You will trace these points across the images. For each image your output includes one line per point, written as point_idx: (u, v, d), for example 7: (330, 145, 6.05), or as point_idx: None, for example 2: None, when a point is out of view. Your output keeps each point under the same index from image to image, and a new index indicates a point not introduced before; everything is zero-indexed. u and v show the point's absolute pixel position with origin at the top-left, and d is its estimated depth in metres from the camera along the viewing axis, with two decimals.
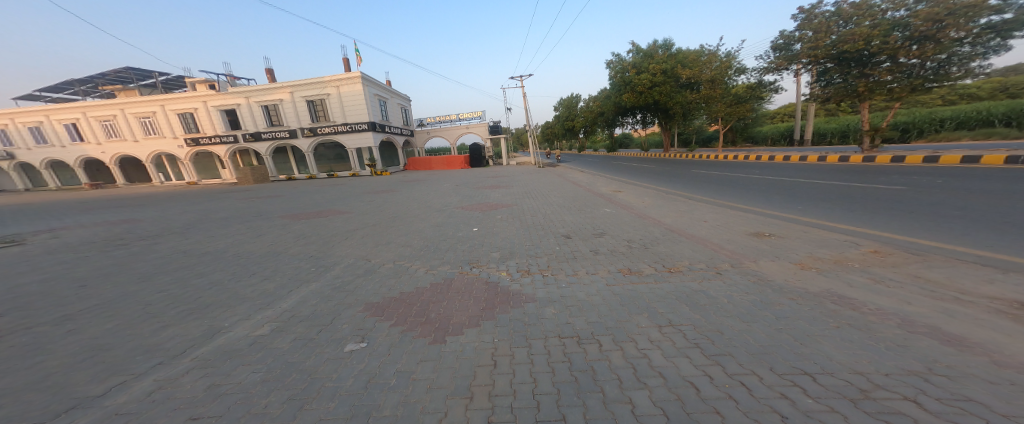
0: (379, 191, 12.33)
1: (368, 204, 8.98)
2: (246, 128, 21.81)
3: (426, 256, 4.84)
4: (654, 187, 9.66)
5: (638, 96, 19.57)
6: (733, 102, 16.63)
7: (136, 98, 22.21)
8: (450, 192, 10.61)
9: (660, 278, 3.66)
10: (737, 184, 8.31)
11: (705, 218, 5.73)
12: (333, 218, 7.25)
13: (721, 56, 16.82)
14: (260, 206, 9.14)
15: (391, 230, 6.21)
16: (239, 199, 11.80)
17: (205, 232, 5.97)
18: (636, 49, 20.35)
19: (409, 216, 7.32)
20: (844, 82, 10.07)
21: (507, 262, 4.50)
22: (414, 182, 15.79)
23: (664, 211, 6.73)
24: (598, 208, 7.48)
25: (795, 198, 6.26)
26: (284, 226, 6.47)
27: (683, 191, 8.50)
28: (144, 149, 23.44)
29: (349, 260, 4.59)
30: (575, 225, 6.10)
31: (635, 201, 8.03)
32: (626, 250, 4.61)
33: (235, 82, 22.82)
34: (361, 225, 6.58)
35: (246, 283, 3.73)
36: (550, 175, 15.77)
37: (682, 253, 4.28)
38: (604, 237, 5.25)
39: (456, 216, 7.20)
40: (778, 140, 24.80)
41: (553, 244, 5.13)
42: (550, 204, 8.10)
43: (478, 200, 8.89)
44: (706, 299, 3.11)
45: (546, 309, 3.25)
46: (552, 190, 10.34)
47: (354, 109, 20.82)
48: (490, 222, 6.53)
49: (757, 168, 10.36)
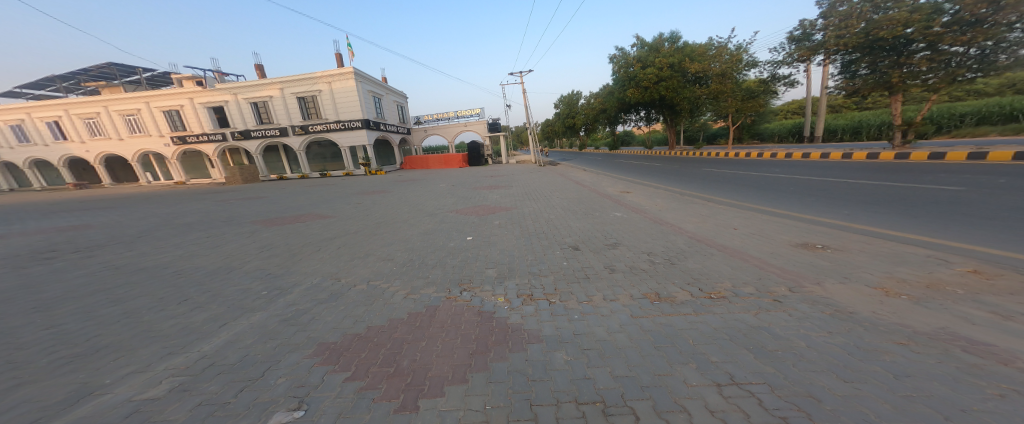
0: (369, 192, 11.48)
1: (353, 207, 8.15)
2: (235, 125, 20.93)
3: (407, 275, 4.01)
4: (667, 188, 8.84)
5: (643, 92, 18.72)
6: (744, 98, 15.84)
7: (120, 94, 21.33)
8: (444, 193, 9.77)
9: (700, 307, 2.81)
10: (760, 184, 7.50)
11: (735, 224, 4.91)
12: (310, 224, 6.44)
13: (732, 49, 15.96)
14: (236, 209, 8.31)
15: (373, 239, 5.42)
16: (218, 200, 10.97)
17: (155, 242, 5.16)
18: (641, 43, 19.50)
19: (396, 222, 6.51)
20: (874, 73, 9.26)
21: (505, 283, 3.70)
22: (408, 182, 14.98)
23: (685, 215, 5.92)
24: (608, 212, 6.67)
25: (836, 199, 5.44)
26: (251, 234, 5.67)
27: (699, 193, 7.69)
28: (130, 148, 22.57)
29: (311, 280, 3.77)
30: (583, 233, 5.30)
31: (647, 204, 7.23)
32: (648, 267, 3.78)
33: (223, 78, 21.95)
34: (339, 233, 5.78)
35: (167, 314, 2.90)
36: (551, 174, 14.94)
37: (720, 270, 3.43)
38: (619, 249, 4.44)
39: (449, 222, 6.39)
40: (786, 137, 23.96)
41: (559, 259, 4.32)
42: (553, 207, 7.28)
43: (474, 203, 8.08)
44: (772, 339, 2.27)
45: (557, 354, 2.45)
46: (554, 190, 9.52)
47: (347, 106, 19.92)
48: (487, 230, 5.72)
49: (777, 167, 9.56)
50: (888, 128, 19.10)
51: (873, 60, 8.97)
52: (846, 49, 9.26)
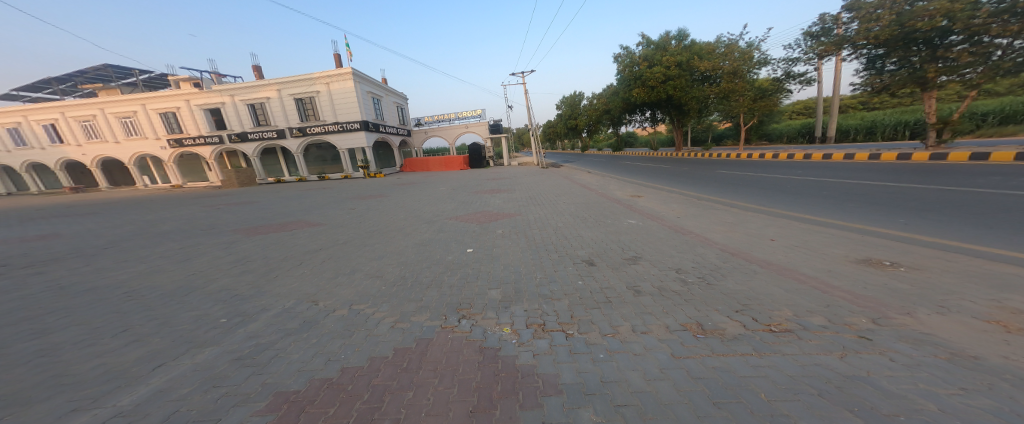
0: (365, 196, 10.92)
1: (346, 214, 7.59)
2: (232, 127, 20.48)
3: (398, 297, 3.46)
4: (681, 192, 8.26)
5: (649, 92, 18.12)
6: (756, 97, 15.20)
7: (116, 97, 20.92)
8: (443, 198, 9.20)
9: (763, 345, 2.22)
10: (785, 188, 6.91)
11: (773, 234, 4.30)
12: (297, 232, 5.89)
13: (743, 46, 15.29)
14: (221, 215, 7.77)
15: (363, 251, 4.85)
16: (207, 205, 10.44)
17: (119, 255, 4.61)
18: (647, 41, 18.96)
19: (390, 231, 5.94)
20: (906, 69, 8.67)
21: (512, 309, 3.13)
22: (407, 185, 14.47)
23: (709, 222, 5.33)
24: (622, 219, 6.09)
25: (881, 205, 4.86)
26: (230, 245, 5.14)
27: (718, 197, 7.12)
28: (126, 151, 22.15)
29: (283, 304, 3.20)
30: (597, 244, 4.73)
31: (662, 209, 6.67)
32: (680, 288, 3.19)
33: (220, 79, 21.54)
34: (326, 243, 5.22)
35: (94, 353, 2.33)
36: (555, 176, 14.38)
37: (772, 292, 2.85)
38: (641, 265, 3.86)
39: (447, 231, 5.81)
40: (795, 137, 23.32)
41: (573, 277, 3.75)
42: (561, 213, 6.72)
43: (476, 208, 7.49)
44: (884, 398, 1.67)
45: (583, 412, 1.88)
46: (560, 194, 8.94)
47: (345, 107, 19.45)
48: (489, 240, 5.14)
49: (800, 169, 8.93)
50: (903, 128, 18.41)
51: (906, 54, 8.52)
52: (878, 42, 8.73)
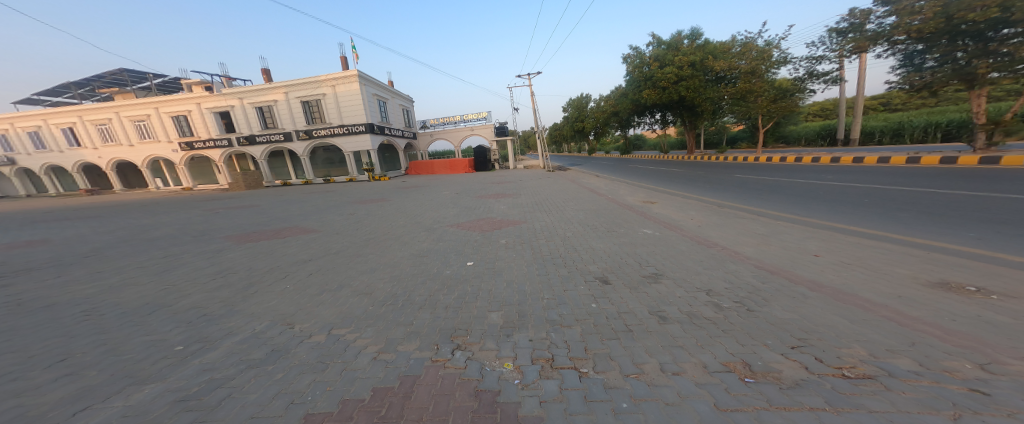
0: (367, 200, 10.59)
1: (344, 220, 7.24)
2: (240, 130, 20.54)
3: (385, 320, 3.04)
4: (698, 197, 7.71)
5: (661, 93, 17.48)
6: (776, 98, 14.48)
7: (130, 101, 21.15)
8: (446, 203, 8.80)
9: (837, 396, 1.71)
10: (816, 194, 6.29)
11: (815, 248, 3.74)
12: (288, 240, 5.55)
13: (761, 44, 14.60)
14: (217, 221, 7.50)
15: (354, 263, 4.46)
16: (208, 208, 10.22)
17: (96, 265, 4.31)
18: (658, 41, 18.39)
19: (385, 240, 5.56)
20: (952, 64, 8.02)
21: (514, 339, 2.67)
22: (411, 188, 14.16)
23: (735, 232, 4.79)
24: (636, 228, 5.60)
25: (937, 215, 4.27)
26: (215, 253, 4.81)
27: (740, 203, 6.56)
28: (139, 154, 22.42)
29: (252, 327, 2.80)
30: (610, 258, 4.25)
31: (679, 217, 6.14)
32: (714, 314, 2.69)
33: (230, 83, 21.69)
34: (316, 253, 4.85)
35: (13, 392, 1.95)
36: (562, 180, 13.89)
37: (832, 322, 2.33)
38: (663, 284, 3.37)
39: (446, 240, 5.40)
40: (814, 140, 22.34)
41: (586, 298, 3.27)
42: (569, 220, 6.27)
43: (478, 215, 7.06)
44: None
45: None
46: (568, 200, 8.44)
47: (351, 110, 19.34)
48: (490, 252, 4.70)
49: (829, 173, 8.26)
50: (934, 129, 17.37)
51: (951, 48, 7.92)
52: (920, 37, 8.18)
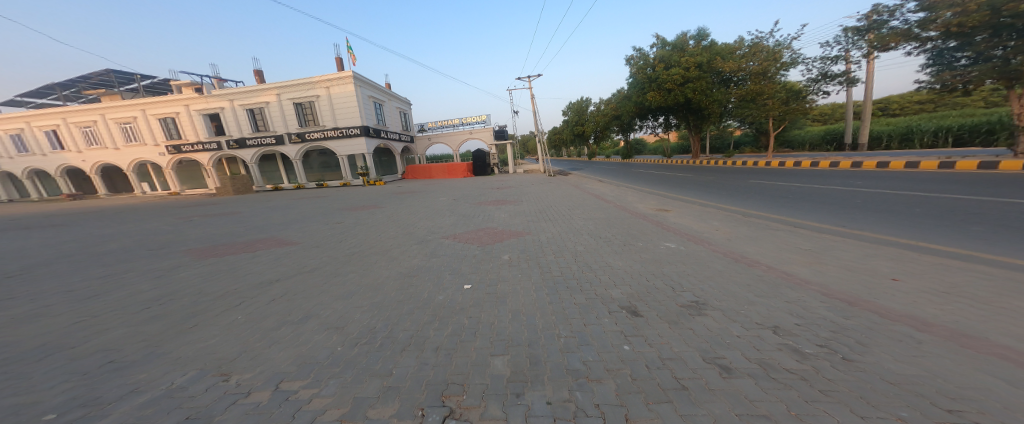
0: (357, 207, 9.82)
1: (326, 230, 6.50)
2: (230, 133, 19.73)
3: (357, 369, 2.33)
4: (717, 205, 7.06)
5: (666, 95, 16.94)
6: (788, 100, 13.93)
7: (115, 102, 20.32)
8: (441, 211, 8.06)
9: None
10: (854, 202, 5.64)
11: (887, 271, 3.06)
12: (257, 255, 4.82)
13: (771, 44, 14.09)
14: (186, 230, 6.73)
15: (327, 285, 3.75)
16: (184, 215, 9.40)
17: (16, 288, 3.59)
18: (663, 42, 17.89)
19: (369, 255, 4.83)
20: (995, 61, 7.61)
21: (529, 401, 1.96)
22: (406, 194, 13.46)
23: (776, 247, 4.11)
24: (656, 241, 4.91)
25: (1017, 229, 3.65)
26: (167, 272, 4.10)
27: (768, 212, 5.90)
28: (125, 157, 21.50)
29: (169, 381, 2.09)
30: (635, 280, 3.57)
31: (703, 228, 5.48)
32: (798, 364, 1.99)
33: (221, 84, 20.95)
34: (285, 272, 4.11)
35: None
36: (565, 185, 13.21)
37: (980, 383, 1.66)
38: (710, 316, 2.68)
39: (439, 256, 4.68)
40: (820, 144, 21.92)
41: (615, 339, 2.57)
42: (579, 231, 5.61)
43: (476, 225, 6.34)
44: None
45: None
46: (575, 208, 7.73)
47: (345, 112, 18.67)
48: (490, 271, 3.99)
49: (858, 179, 7.61)
50: (944, 133, 16.96)
51: (995, 42, 7.51)
52: (958, 32, 7.78)
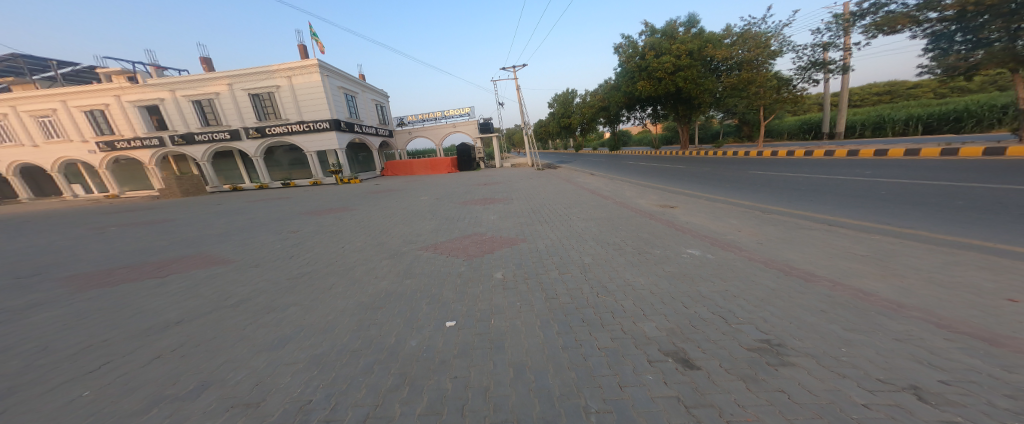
0: (321, 210, 8.56)
1: (273, 241, 5.32)
2: (175, 128, 17.49)
3: None
4: (729, 200, 6.40)
5: (656, 84, 16.45)
6: (778, 88, 13.71)
7: (30, 92, 17.44)
8: (419, 213, 7.00)
9: None
10: (881, 195, 5.13)
11: (995, 289, 2.42)
12: (165, 281, 3.65)
13: (761, 31, 13.77)
14: (89, 245, 5.36)
15: (253, 328, 2.71)
16: (103, 224, 7.78)
17: None
18: (651, 30, 17.33)
19: (324, 276, 3.79)
20: (1004, 45, 7.64)
21: None
22: (383, 192, 12.22)
23: (825, 254, 3.42)
24: (675, 247, 4.14)
25: None
26: (20, 317, 2.91)
27: (790, 208, 5.28)
28: (48, 156, 18.67)
29: None
30: (671, 311, 2.76)
31: (724, 228, 4.78)
32: None
33: (162, 72, 18.45)
34: (196, 309, 3.01)
35: None
36: (557, 179, 12.41)
37: None
38: (801, 366, 1.88)
39: (415, 275, 3.69)
40: (798, 133, 22.28)
41: (678, 417, 1.70)
42: (585, 236, 4.79)
43: (461, 230, 5.36)
44: None
45: None
46: (571, 206, 6.89)
47: (310, 104, 16.93)
48: (480, 299, 3.09)
49: (866, 169, 7.23)
50: (915, 122, 17.45)
51: (1009, 23, 7.41)
52: (971, 12, 7.69)
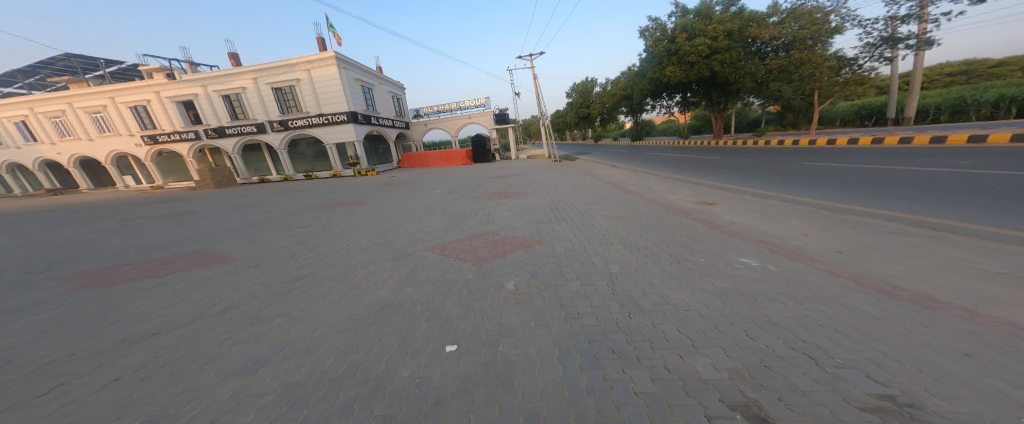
0: (333, 203, 8.39)
1: (279, 237, 5.09)
2: (208, 122, 18.23)
3: None
4: (781, 196, 5.49)
5: (689, 69, 15.06)
6: (836, 69, 12.05)
7: (83, 89, 18.72)
8: (430, 208, 6.60)
9: None
10: (992, 192, 4.14)
11: None
12: (159, 283, 3.43)
13: (817, 4, 12.09)
14: (104, 240, 5.34)
15: (230, 345, 2.35)
16: (129, 215, 7.98)
17: None
18: (685, 10, 15.84)
19: (321, 280, 3.44)
20: None
21: None
22: (398, 185, 12.00)
23: (940, 271, 2.64)
24: (723, 254, 3.44)
25: None
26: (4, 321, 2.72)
27: (865, 207, 4.37)
28: (101, 149, 20.12)
29: None
30: (731, 344, 2.11)
31: (782, 230, 3.98)
32: None
33: (195, 68, 19.19)
34: (177, 316, 2.72)
35: None
36: (576, 172, 11.70)
37: None
38: None
39: (417, 283, 3.25)
40: (854, 120, 19.92)
41: None
42: (609, 238, 4.16)
43: (472, 229, 4.87)
44: None
45: None
46: (594, 202, 6.23)
47: (329, 96, 17.05)
48: (487, 317, 2.59)
49: (961, 158, 6.03)
50: (1006, 103, 14.89)
51: None
52: None
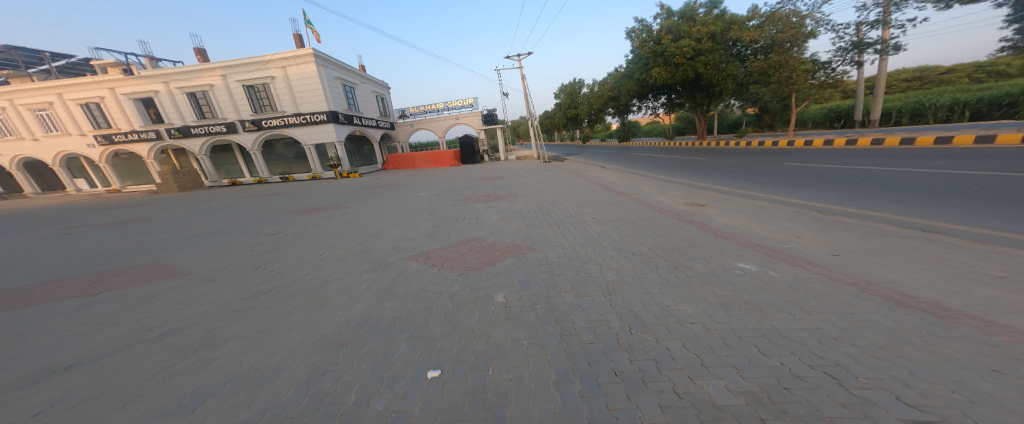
0: (308, 207, 7.89)
1: (244, 246, 4.64)
2: (171, 121, 17.07)
3: None
4: (769, 197, 5.48)
5: (673, 70, 15.25)
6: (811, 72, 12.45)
7: (26, 84, 17.17)
8: (413, 212, 6.26)
9: None
10: (973, 193, 4.21)
11: None
12: (93, 303, 2.97)
13: (794, 9, 12.43)
14: (37, 251, 4.74)
15: (168, 380, 1.98)
16: (73, 222, 7.22)
17: None
18: (669, 12, 16.05)
19: (288, 295, 3.08)
20: None
21: None
22: (380, 187, 11.53)
23: (943, 276, 2.56)
24: (722, 259, 3.30)
25: None
26: None
27: (853, 208, 4.36)
28: (49, 150, 18.51)
29: None
30: (745, 362, 1.92)
31: (776, 232, 3.90)
32: None
33: (157, 64, 17.96)
34: (107, 345, 2.31)
35: None
36: (564, 173, 11.56)
37: None
38: None
39: (398, 297, 2.95)
40: (825, 122, 20.81)
41: None
42: (603, 243, 3.97)
43: (458, 234, 4.58)
44: None
45: None
46: (584, 204, 6.06)
47: (307, 95, 16.31)
48: (475, 335, 2.32)
49: (936, 159, 6.21)
50: (961, 107, 15.84)
51: None
52: None
